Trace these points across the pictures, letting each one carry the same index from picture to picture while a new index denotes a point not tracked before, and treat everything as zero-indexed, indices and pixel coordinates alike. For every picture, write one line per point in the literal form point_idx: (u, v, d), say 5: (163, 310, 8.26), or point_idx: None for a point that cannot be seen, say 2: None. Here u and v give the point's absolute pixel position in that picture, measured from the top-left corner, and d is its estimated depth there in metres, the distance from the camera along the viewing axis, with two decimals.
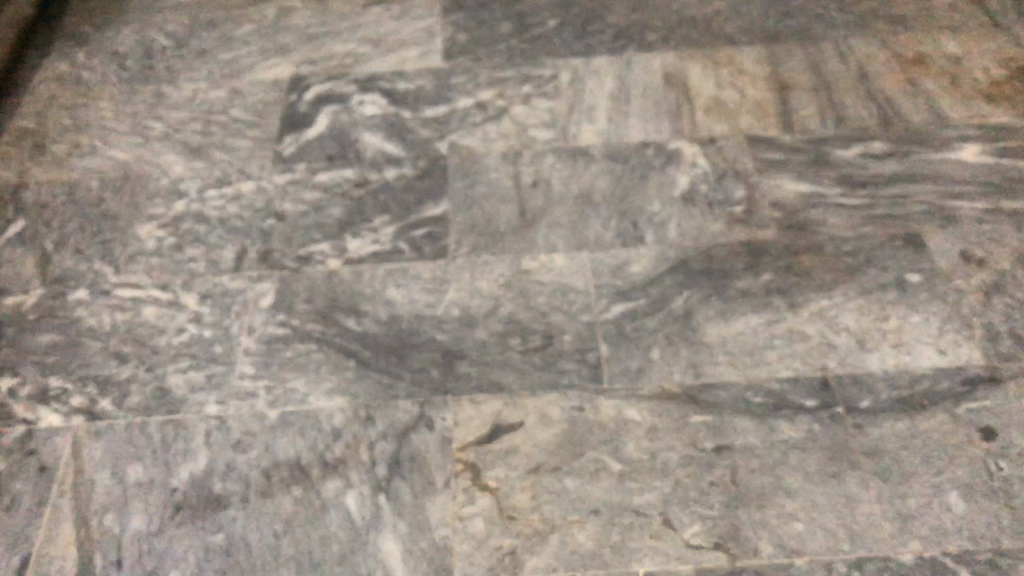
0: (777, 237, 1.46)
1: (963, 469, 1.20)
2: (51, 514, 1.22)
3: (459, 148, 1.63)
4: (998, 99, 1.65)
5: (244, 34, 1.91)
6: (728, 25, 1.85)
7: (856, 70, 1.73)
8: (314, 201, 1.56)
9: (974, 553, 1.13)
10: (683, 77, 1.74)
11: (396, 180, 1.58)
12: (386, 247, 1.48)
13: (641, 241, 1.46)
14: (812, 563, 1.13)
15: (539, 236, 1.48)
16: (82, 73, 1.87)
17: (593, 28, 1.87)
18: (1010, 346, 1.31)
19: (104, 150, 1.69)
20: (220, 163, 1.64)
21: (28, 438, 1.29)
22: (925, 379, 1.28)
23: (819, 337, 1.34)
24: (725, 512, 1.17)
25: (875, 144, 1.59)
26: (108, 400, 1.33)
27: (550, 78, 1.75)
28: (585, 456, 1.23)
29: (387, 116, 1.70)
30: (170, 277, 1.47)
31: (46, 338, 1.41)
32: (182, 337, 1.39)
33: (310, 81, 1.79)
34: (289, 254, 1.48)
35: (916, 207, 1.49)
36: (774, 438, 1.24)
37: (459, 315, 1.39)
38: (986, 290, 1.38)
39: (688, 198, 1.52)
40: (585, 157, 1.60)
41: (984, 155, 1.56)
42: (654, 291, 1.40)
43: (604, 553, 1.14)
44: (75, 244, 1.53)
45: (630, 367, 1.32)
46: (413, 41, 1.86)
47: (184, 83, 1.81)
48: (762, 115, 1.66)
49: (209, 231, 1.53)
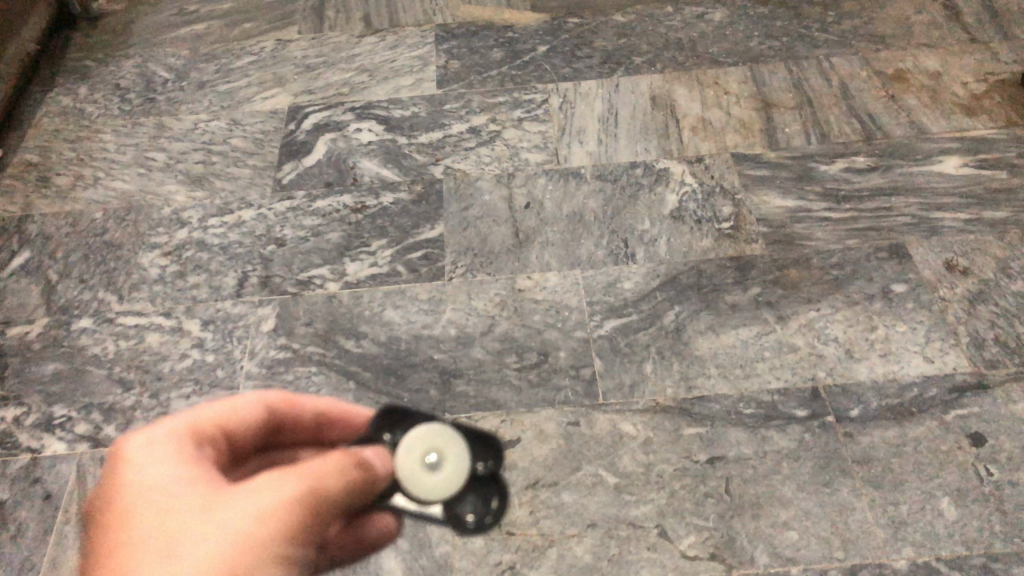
0: (765, 252, 1.50)
1: (951, 474, 1.23)
2: (59, 540, 1.25)
3: (454, 172, 1.68)
4: (977, 112, 1.70)
5: (242, 66, 1.97)
6: (713, 47, 1.90)
7: (839, 87, 1.78)
8: (312, 227, 1.60)
9: (963, 556, 1.15)
10: (671, 98, 1.79)
11: (393, 205, 1.62)
12: (385, 270, 1.52)
13: (632, 259, 1.50)
14: (806, 570, 1.15)
15: (533, 256, 1.52)
16: (84, 107, 1.92)
17: (582, 53, 1.92)
18: (995, 353, 1.34)
19: (106, 182, 1.73)
20: (220, 192, 1.69)
21: (34, 466, 1.32)
22: (913, 388, 1.31)
23: (808, 349, 1.37)
24: (719, 522, 1.20)
25: (859, 159, 1.63)
26: (113, 426, 1.36)
27: (541, 102, 1.80)
28: (582, 470, 1.26)
29: (383, 143, 1.75)
30: (172, 305, 1.51)
31: (52, 367, 1.44)
32: (184, 363, 1.42)
33: (307, 110, 1.84)
34: (290, 279, 1.52)
35: (900, 219, 1.53)
36: (767, 448, 1.26)
37: (457, 335, 1.42)
38: (970, 299, 1.41)
39: (678, 215, 1.56)
40: (576, 178, 1.65)
41: (965, 168, 1.61)
42: (646, 307, 1.43)
43: (601, 566, 1.17)
44: (78, 274, 1.57)
45: (625, 383, 1.35)
46: (407, 70, 1.91)
47: (184, 115, 1.86)
48: (748, 132, 1.70)
49: (210, 259, 1.57)
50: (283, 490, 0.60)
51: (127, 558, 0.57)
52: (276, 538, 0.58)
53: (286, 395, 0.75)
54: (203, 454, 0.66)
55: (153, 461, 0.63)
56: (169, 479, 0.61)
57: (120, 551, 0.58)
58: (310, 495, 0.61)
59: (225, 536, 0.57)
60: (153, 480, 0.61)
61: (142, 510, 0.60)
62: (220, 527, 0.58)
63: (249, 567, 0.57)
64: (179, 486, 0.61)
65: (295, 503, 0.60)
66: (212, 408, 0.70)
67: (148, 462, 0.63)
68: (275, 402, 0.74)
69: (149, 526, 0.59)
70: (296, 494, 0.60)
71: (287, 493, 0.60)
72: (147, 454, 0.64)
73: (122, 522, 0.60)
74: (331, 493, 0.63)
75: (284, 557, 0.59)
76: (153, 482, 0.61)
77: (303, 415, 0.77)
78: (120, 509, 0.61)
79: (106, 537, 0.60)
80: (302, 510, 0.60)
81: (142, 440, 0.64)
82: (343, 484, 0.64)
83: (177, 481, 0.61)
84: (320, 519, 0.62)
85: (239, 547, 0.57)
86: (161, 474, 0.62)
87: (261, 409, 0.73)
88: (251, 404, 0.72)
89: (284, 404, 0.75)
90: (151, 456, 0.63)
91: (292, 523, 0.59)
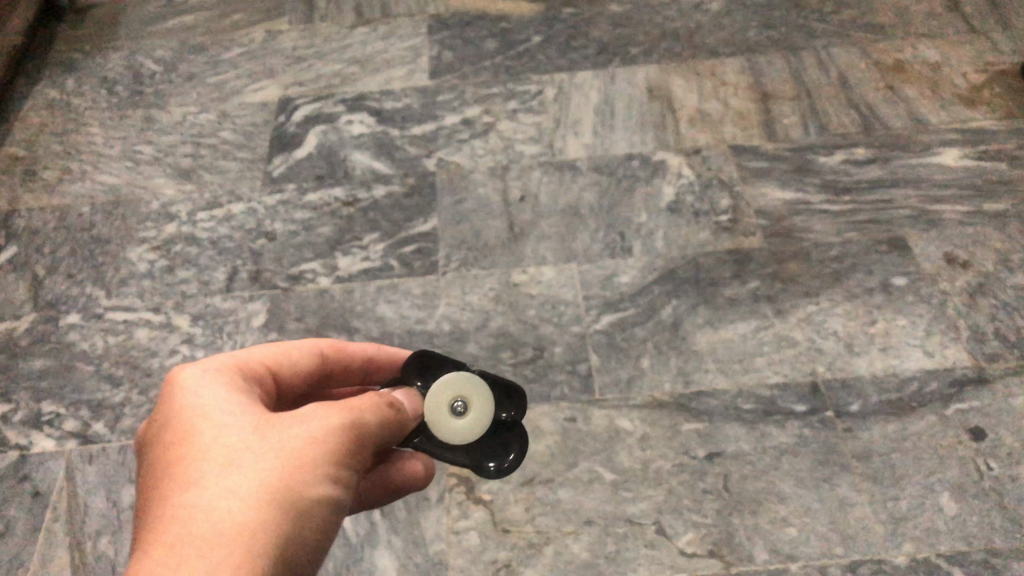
0: (764, 245, 1.48)
1: (951, 469, 1.21)
2: (47, 539, 1.22)
3: (447, 164, 1.65)
4: (977, 103, 1.68)
5: (232, 57, 1.94)
6: (710, 38, 1.88)
7: (837, 78, 1.75)
8: (303, 221, 1.57)
9: (964, 552, 1.14)
10: (668, 89, 1.77)
11: (385, 198, 1.60)
12: (377, 264, 1.50)
13: (629, 252, 1.48)
14: (805, 566, 1.14)
15: (529, 249, 1.50)
16: (71, 100, 1.88)
17: (577, 44, 1.89)
18: (995, 347, 1.32)
19: (94, 176, 1.70)
20: (210, 185, 1.66)
21: (21, 464, 1.30)
22: (913, 382, 1.29)
23: (807, 343, 1.35)
24: (718, 518, 1.18)
25: (858, 151, 1.61)
26: (101, 423, 1.33)
27: (536, 94, 1.78)
28: (579, 467, 1.24)
29: (375, 135, 1.72)
30: (161, 300, 1.48)
31: (39, 363, 1.41)
32: (174, 359, 1.40)
33: (298, 102, 1.81)
34: (280, 274, 1.49)
35: (900, 211, 1.51)
36: (766, 444, 1.24)
37: (451, 330, 1.40)
38: (970, 292, 1.39)
39: (675, 208, 1.54)
40: (572, 170, 1.62)
41: (965, 159, 1.59)
42: (643, 301, 1.41)
43: (598, 563, 1.15)
44: (66, 269, 1.54)
45: (621, 378, 1.32)
46: (399, 61, 1.88)
47: (173, 107, 1.83)
48: (746, 124, 1.68)
49: (200, 253, 1.54)
50: (328, 419, 0.66)
51: (191, 468, 0.63)
52: (325, 457, 0.64)
53: (333, 345, 0.84)
54: (254, 390, 0.73)
55: (211, 388, 0.70)
56: (225, 404, 0.68)
57: (180, 464, 0.64)
58: (353, 424, 0.67)
59: (280, 450, 0.63)
60: (210, 403, 0.68)
61: (198, 432, 0.66)
62: (277, 444, 0.64)
63: (302, 480, 0.62)
64: (236, 409, 0.67)
65: (338, 431, 0.66)
66: (267, 353, 0.78)
67: (206, 389, 0.70)
68: (324, 351, 0.83)
69: (209, 441, 0.65)
70: (338, 423, 0.66)
71: (333, 420, 0.66)
72: (204, 384, 0.70)
73: (184, 439, 0.66)
74: (372, 425, 0.69)
75: (332, 475, 0.64)
76: (211, 405, 0.68)
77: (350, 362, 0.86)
78: (179, 431, 0.67)
79: (169, 452, 0.66)
80: (347, 437, 0.66)
81: (200, 371, 0.71)
82: (383, 420, 0.70)
83: (234, 407, 0.68)
84: (362, 448, 0.68)
85: (294, 460, 0.63)
86: (215, 403, 0.68)
87: (312, 356, 0.82)
88: (304, 351, 0.81)
89: (333, 352, 0.84)
90: (208, 386, 0.70)
91: (339, 447, 0.65)
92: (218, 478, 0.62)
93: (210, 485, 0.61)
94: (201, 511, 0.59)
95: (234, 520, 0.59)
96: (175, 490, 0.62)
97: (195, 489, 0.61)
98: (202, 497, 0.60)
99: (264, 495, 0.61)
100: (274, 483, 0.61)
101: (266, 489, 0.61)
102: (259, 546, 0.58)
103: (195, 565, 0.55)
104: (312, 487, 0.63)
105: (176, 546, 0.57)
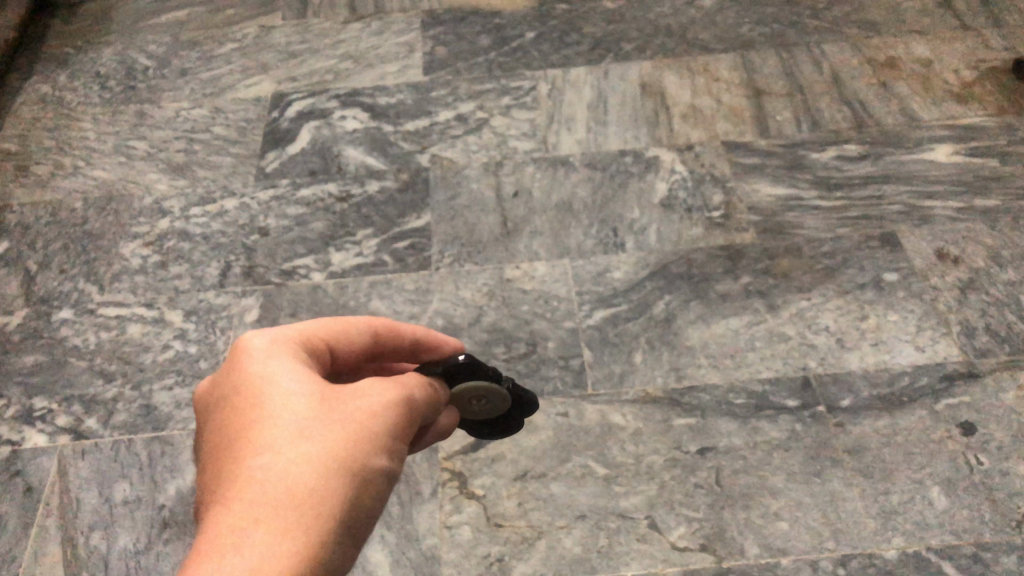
0: (756, 241, 1.48)
1: (942, 464, 1.21)
2: (39, 534, 1.22)
3: (440, 160, 1.65)
4: (968, 100, 1.69)
5: (225, 52, 1.93)
6: (703, 34, 1.88)
7: (830, 74, 1.76)
8: (296, 217, 1.57)
9: (954, 546, 1.14)
10: (661, 85, 1.77)
11: (378, 194, 1.60)
12: (370, 259, 1.50)
13: (622, 248, 1.48)
14: (797, 560, 1.14)
15: (522, 245, 1.50)
16: (63, 95, 1.88)
17: (570, 40, 1.89)
18: (985, 342, 1.33)
19: (87, 171, 1.70)
20: (203, 180, 1.65)
21: (14, 459, 1.29)
22: (904, 377, 1.30)
23: (799, 338, 1.35)
24: (710, 513, 1.19)
25: (851, 147, 1.62)
26: (94, 418, 1.33)
27: (529, 89, 1.78)
28: (571, 461, 1.24)
29: (368, 131, 1.72)
30: (154, 295, 1.48)
31: (31, 359, 1.41)
32: (166, 355, 1.39)
33: (291, 98, 1.80)
34: (273, 269, 1.49)
35: (891, 208, 1.52)
36: (757, 438, 1.25)
37: (444, 325, 1.40)
38: (961, 287, 1.40)
39: (668, 204, 1.54)
40: (565, 166, 1.62)
41: (956, 156, 1.59)
42: (636, 297, 1.41)
43: (590, 557, 1.16)
44: (58, 264, 1.54)
45: (614, 373, 1.33)
46: (393, 56, 1.88)
47: (166, 103, 1.83)
48: (739, 120, 1.68)
49: (192, 249, 1.54)
50: (387, 396, 0.67)
51: (260, 435, 0.63)
52: (385, 432, 0.65)
53: (389, 324, 0.80)
54: (313, 364, 0.72)
55: (276, 359, 0.69)
56: (291, 375, 0.67)
57: (246, 433, 0.64)
58: (408, 402, 0.69)
59: (346, 424, 0.64)
60: (277, 372, 0.67)
61: (266, 400, 0.65)
62: (343, 417, 0.64)
63: (366, 454, 0.63)
64: (300, 382, 0.67)
65: (395, 408, 0.67)
66: (327, 323, 0.75)
67: (272, 358, 0.69)
68: (379, 330, 0.79)
69: (276, 411, 0.64)
70: (395, 401, 0.68)
71: (391, 397, 0.68)
72: (270, 353, 0.69)
73: (250, 406, 0.65)
74: (420, 402, 0.70)
75: (391, 449, 0.65)
76: (278, 374, 0.67)
77: (399, 343, 0.81)
78: (244, 399, 0.66)
79: (236, 418, 0.65)
80: (401, 412, 0.68)
81: (265, 340, 0.70)
82: (427, 396, 0.72)
83: (299, 377, 0.67)
84: (413, 423, 0.69)
85: (359, 434, 0.64)
86: (281, 373, 0.67)
87: (368, 333, 0.78)
88: (361, 327, 0.77)
89: (388, 331, 0.80)
90: (274, 355, 0.69)
91: (395, 422, 0.67)
92: (289, 447, 0.62)
93: (282, 453, 0.61)
94: (274, 478, 0.59)
95: (307, 490, 0.59)
96: (244, 456, 0.61)
97: (267, 456, 0.61)
98: (274, 465, 0.60)
99: (334, 465, 0.61)
100: (342, 453, 0.62)
101: (334, 462, 0.61)
102: (330, 515, 0.59)
103: (273, 532, 0.56)
104: (375, 459, 0.64)
105: (254, 511, 0.57)
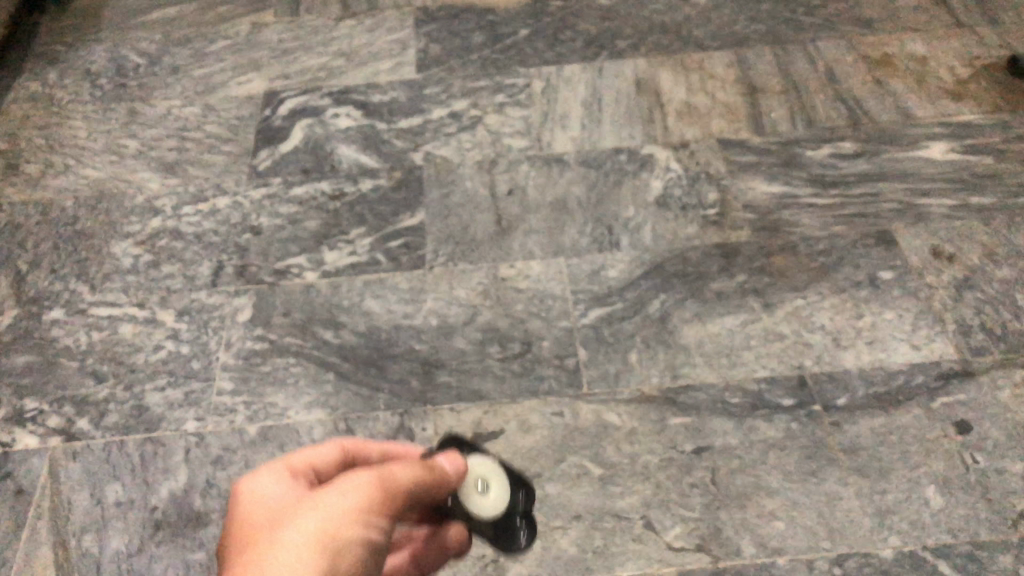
0: (751, 239, 1.48)
1: (937, 462, 1.21)
2: (31, 536, 1.21)
3: (434, 158, 1.64)
4: (964, 97, 1.68)
5: (217, 50, 1.92)
6: (698, 31, 1.87)
7: (826, 72, 1.75)
8: (289, 216, 1.56)
9: (950, 545, 1.14)
10: (656, 83, 1.76)
11: (372, 192, 1.59)
12: (363, 258, 1.49)
13: (617, 247, 1.48)
14: (792, 561, 1.14)
15: (516, 244, 1.49)
16: (54, 93, 1.86)
17: (565, 37, 1.88)
18: (981, 340, 1.33)
19: (78, 170, 1.68)
20: (195, 179, 1.64)
21: (4, 461, 1.28)
22: (900, 375, 1.30)
23: (795, 337, 1.35)
24: (706, 513, 1.18)
25: (846, 144, 1.62)
26: (86, 419, 1.32)
27: (523, 87, 1.77)
28: (567, 461, 1.23)
29: (361, 128, 1.71)
30: (146, 295, 1.47)
31: (22, 359, 1.40)
32: (159, 355, 1.38)
33: (284, 95, 1.79)
34: (266, 268, 1.48)
35: (887, 205, 1.51)
36: (753, 438, 1.24)
37: (438, 325, 1.39)
38: (956, 285, 1.40)
39: (663, 203, 1.54)
40: (560, 164, 1.62)
41: (951, 154, 1.59)
42: (631, 296, 1.41)
43: (587, 558, 1.15)
44: (49, 264, 1.52)
45: (609, 372, 1.32)
46: (386, 53, 1.87)
47: (158, 101, 1.81)
48: (734, 118, 1.68)
49: (185, 248, 1.53)
50: (362, 477, 0.70)
51: (246, 542, 0.67)
52: (359, 509, 0.67)
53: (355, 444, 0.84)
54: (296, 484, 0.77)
55: (259, 480, 0.75)
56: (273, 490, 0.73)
57: (235, 545, 0.68)
58: (383, 479, 0.70)
59: (317, 511, 0.67)
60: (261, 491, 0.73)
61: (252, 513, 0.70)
62: (319, 503, 0.67)
63: (337, 529, 0.65)
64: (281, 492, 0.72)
65: (370, 485, 0.69)
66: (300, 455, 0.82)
67: (255, 481, 0.75)
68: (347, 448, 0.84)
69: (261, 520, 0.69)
70: (370, 479, 0.70)
71: (365, 476, 0.70)
72: (254, 476, 0.75)
73: (239, 526, 0.70)
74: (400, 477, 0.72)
75: (365, 522, 0.67)
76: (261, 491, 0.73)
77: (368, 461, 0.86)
78: (235, 519, 0.71)
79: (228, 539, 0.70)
80: (377, 488, 0.69)
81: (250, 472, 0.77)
82: (410, 473, 0.73)
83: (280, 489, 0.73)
84: (394, 502, 0.70)
85: (328, 514, 0.66)
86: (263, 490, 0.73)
87: None
88: None
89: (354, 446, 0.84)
90: (259, 475, 0.75)
91: (373, 499, 0.68)
92: (268, 544, 0.65)
93: (261, 550, 0.65)
94: (250, 568, 0.63)
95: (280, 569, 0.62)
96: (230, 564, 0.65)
97: (247, 553, 0.65)
98: (252, 561, 0.64)
99: (303, 544, 0.64)
100: (317, 537, 0.65)
101: (309, 545, 0.64)
102: None
103: None
104: (348, 536, 0.65)
105: None
